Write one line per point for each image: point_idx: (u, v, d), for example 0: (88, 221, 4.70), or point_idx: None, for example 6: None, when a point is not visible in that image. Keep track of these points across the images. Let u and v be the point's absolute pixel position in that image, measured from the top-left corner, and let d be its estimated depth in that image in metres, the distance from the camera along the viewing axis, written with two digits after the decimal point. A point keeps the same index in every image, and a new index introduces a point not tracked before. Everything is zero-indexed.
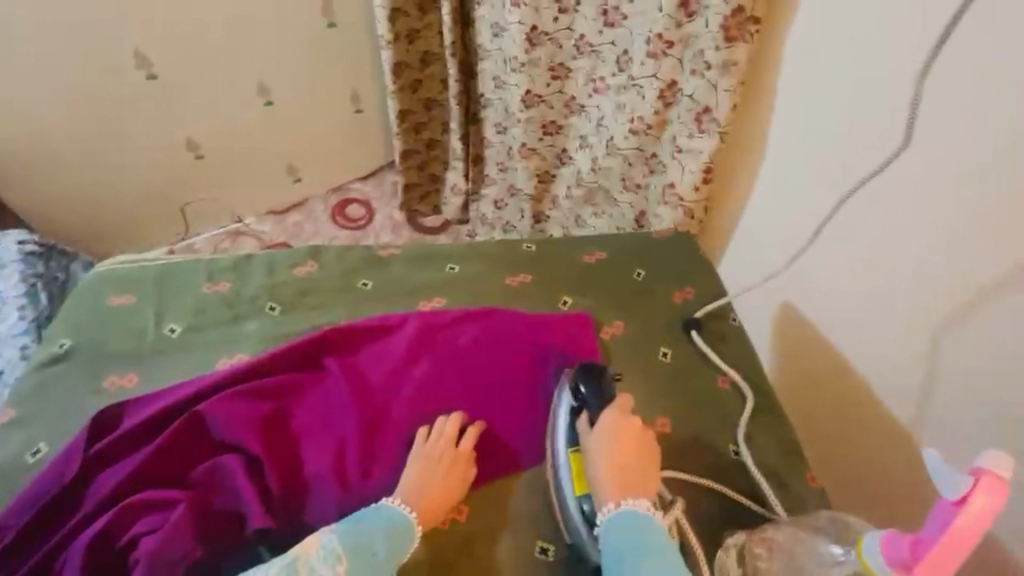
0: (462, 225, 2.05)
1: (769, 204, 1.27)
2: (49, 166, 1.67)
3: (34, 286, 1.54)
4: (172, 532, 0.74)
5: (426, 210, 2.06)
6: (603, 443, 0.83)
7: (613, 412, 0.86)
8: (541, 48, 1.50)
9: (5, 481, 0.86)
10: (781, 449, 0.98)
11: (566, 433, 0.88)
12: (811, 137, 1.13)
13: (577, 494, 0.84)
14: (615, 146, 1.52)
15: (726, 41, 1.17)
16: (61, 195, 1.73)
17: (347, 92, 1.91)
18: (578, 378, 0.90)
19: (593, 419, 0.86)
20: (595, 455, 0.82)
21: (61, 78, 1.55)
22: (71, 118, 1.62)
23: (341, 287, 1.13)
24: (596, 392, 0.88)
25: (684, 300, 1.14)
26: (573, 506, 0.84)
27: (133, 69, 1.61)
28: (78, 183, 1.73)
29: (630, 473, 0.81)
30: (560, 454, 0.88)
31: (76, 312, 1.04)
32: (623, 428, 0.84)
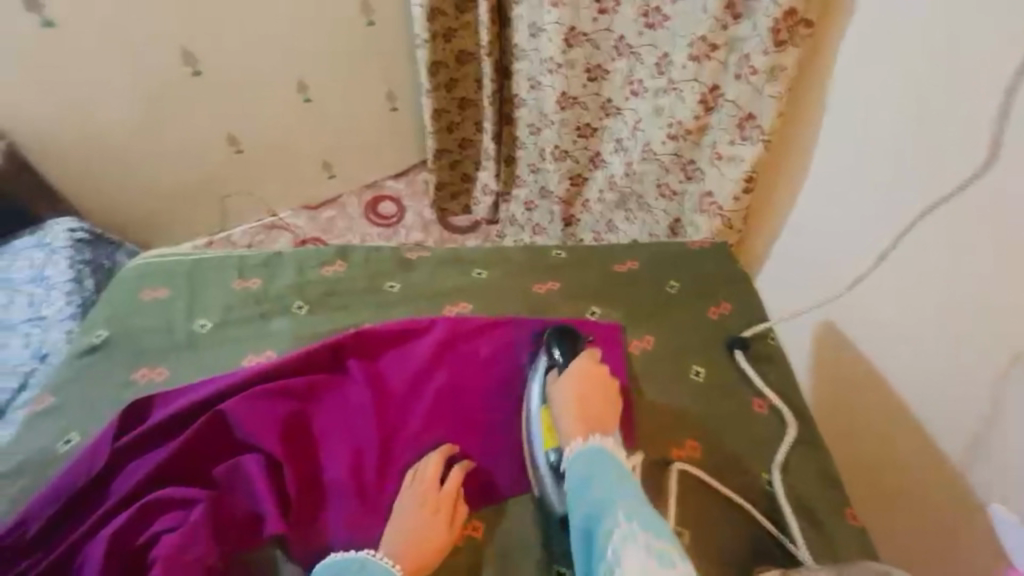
0: (491, 225, 2.03)
1: (817, 219, 1.21)
2: (97, 157, 1.72)
3: (80, 273, 1.60)
4: (191, 533, 0.75)
5: (457, 208, 2.06)
6: (567, 392, 0.87)
7: (583, 362, 0.91)
8: (578, 50, 1.47)
9: (37, 468, 0.89)
10: (819, 479, 0.92)
11: (539, 393, 0.91)
12: (865, 159, 1.08)
13: (545, 447, 0.86)
14: (651, 152, 1.47)
15: (776, 45, 1.11)
16: (108, 187, 1.79)
17: (383, 91, 1.92)
18: (553, 338, 0.95)
19: (562, 369, 0.91)
20: (558, 396, 0.87)
21: (110, 73, 1.59)
22: (118, 110, 1.66)
23: (365, 289, 1.12)
24: (567, 349, 0.93)
25: (721, 315, 1.09)
26: (541, 455, 0.86)
27: (179, 66, 1.65)
28: (123, 173, 1.78)
29: (593, 413, 0.85)
30: (532, 409, 0.91)
31: (114, 304, 1.08)
32: (588, 369, 0.90)
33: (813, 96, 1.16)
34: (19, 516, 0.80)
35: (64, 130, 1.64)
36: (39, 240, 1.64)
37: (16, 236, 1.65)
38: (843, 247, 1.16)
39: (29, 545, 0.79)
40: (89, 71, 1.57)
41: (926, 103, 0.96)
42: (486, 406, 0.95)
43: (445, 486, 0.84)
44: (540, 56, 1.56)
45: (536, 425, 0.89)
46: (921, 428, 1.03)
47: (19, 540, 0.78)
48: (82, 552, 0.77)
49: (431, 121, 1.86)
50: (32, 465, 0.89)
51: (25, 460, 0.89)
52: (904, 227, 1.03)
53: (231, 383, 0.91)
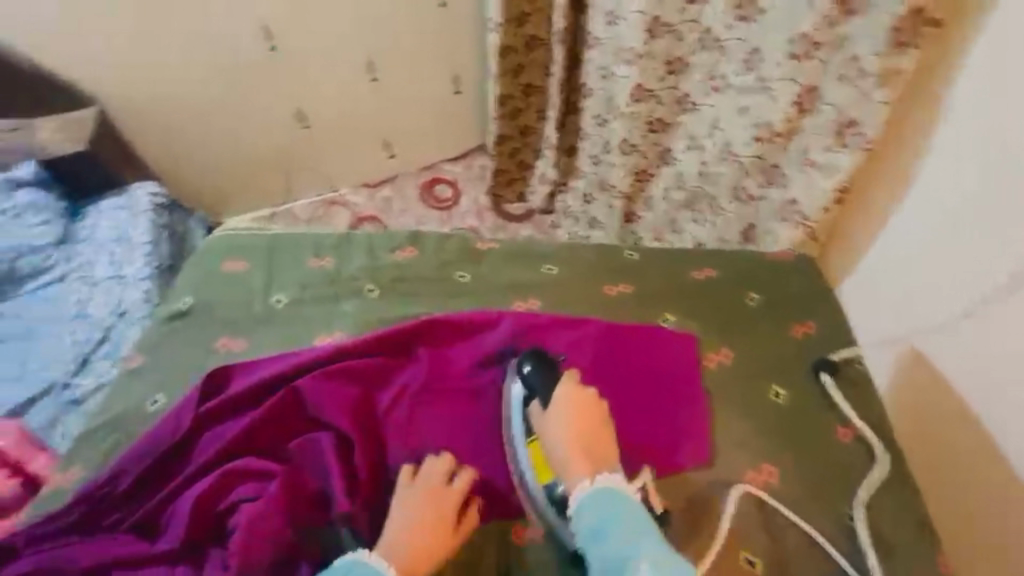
0: (546, 215, 1.96)
1: (916, 240, 1.12)
2: (173, 125, 1.80)
3: (160, 236, 1.68)
4: (268, 503, 0.77)
5: (511, 197, 1.98)
6: (557, 422, 0.84)
7: (563, 387, 0.86)
8: (659, 41, 1.40)
9: (126, 426, 0.94)
10: (906, 521, 0.86)
11: (522, 424, 0.87)
12: (989, 180, 0.98)
13: (542, 483, 0.84)
14: (729, 153, 1.40)
15: (893, 47, 1.04)
16: (180, 155, 1.85)
17: (448, 74, 1.91)
18: (524, 358, 0.91)
19: (546, 403, 0.86)
20: (553, 435, 0.83)
21: (192, 47, 1.67)
22: (199, 78, 1.73)
23: (435, 277, 1.12)
24: (542, 376, 0.88)
25: (805, 334, 1.03)
26: (540, 492, 0.83)
27: (258, 41, 1.71)
28: (199, 142, 1.85)
29: (594, 449, 0.83)
30: (519, 444, 0.87)
31: (195, 274, 1.12)
32: (574, 399, 0.85)
33: (930, 107, 1.07)
34: (110, 471, 0.85)
35: (151, 100, 1.74)
36: (120, 200, 1.71)
37: (100, 195, 1.73)
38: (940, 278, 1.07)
39: (117, 500, 0.83)
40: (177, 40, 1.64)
41: None
42: None
43: (454, 486, 0.82)
44: (617, 45, 1.48)
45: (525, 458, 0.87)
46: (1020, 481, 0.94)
47: (111, 493, 0.83)
48: (168, 512, 0.81)
49: (496, 107, 1.83)
50: (120, 423, 0.94)
51: (116, 417, 0.95)
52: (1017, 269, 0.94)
53: (306, 359, 0.93)
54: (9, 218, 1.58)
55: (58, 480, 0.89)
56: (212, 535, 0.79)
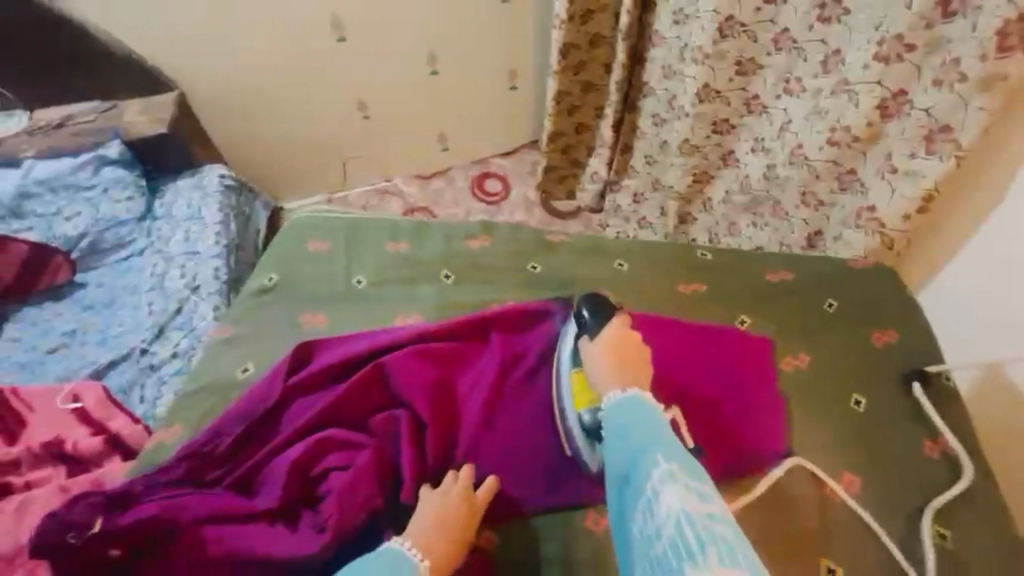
0: (596, 214, 1.98)
1: (1006, 257, 1.08)
2: (244, 109, 1.87)
3: (229, 216, 1.75)
4: (359, 475, 0.82)
5: (562, 192, 2.02)
6: (598, 348, 0.86)
7: (611, 326, 0.88)
8: (731, 41, 1.37)
9: (219, 390, 1.00)
10: (988, 539, 0.84)
11: (570, 357, 0.92)
12: None
13: (579, 409, 0.87)
14: (802, 156, 1.37)
15: (999, 52, 0.99)
16: (250, 139, 1.94)
17: (506, 70, 1.95)
18: (582, 303, 0.93)
19: (592, 335, 0.88)
20: (592, 359, 0.84)
21: (266, 37, 1.74)
22: (270, 66, 1.79)
23: (508, 266, 1.15)
24: (596, 317, 0.91)
25: (886, 343, 1.01)
26: (573, 416, 0.88)
27: (327, 32, 1.75)
28: (267, 128, 1.93)
29: (630, 370, 0.82)
30: (566, 374, 0.92)
31: (282, 251, 1.18)
32: (618, 332, 0.87)
33: None
34: (212, 430, 0.91)
35: (225, 87, 1.81)
36: (195, 181, 1.79)
37: (178, 174, 1.81)
38: None
39: (219, 457, 0.89)
40: (254, 31, 1.71)
41: None
42: None
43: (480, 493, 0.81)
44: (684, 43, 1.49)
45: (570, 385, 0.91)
46: None
47: (214, 451, 0.89)
48: (264, 473, 0.86)
49: (552, 102, 1.82)
50: (214, 388, 1.01)
51: (211, 381, 1.01)
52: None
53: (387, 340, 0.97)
54: (98, 193, 1.69)
55: (161, 435, 0.97)
56: (307, 496, 0.85)
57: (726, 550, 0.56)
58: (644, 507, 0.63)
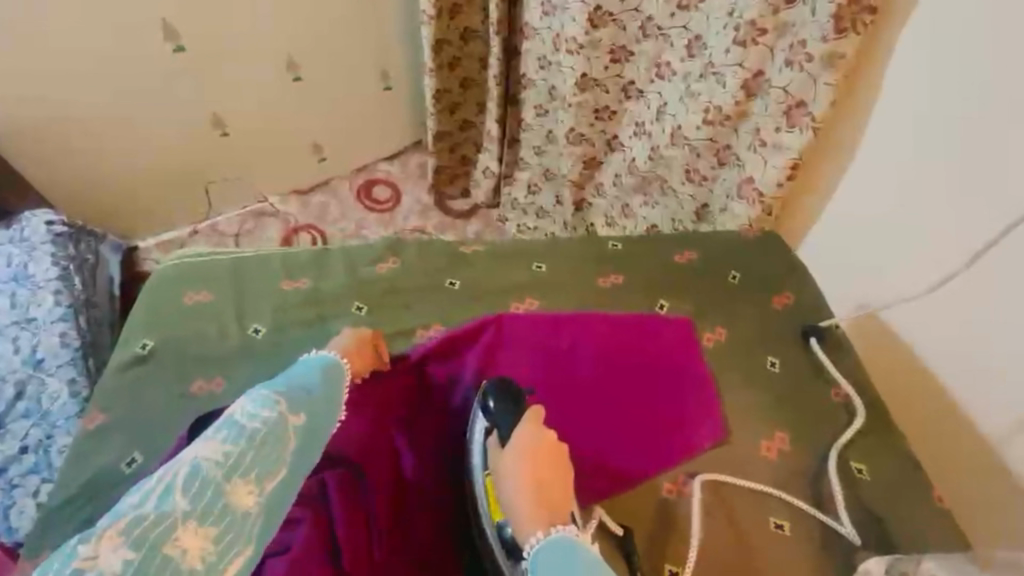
0: (493, 209, 1.93)
1: (868, 222, 1.22)
2: (64, 141, 1.55)
3: (67, 270, 1.45)
4: (301, 555, 0.71)
5: (455, 191, 1.95)
6: (514, 466, 0.75)
7: (525, 427, 0.77)
8: (604, 30, 1.41)
9: (101, 494, 0.83)
10: (898, 466, 0.94)
11: (481, 459, 0.80)
12: (932, 166, 1.09)
13: (495, 521, 0.77)
14: (682, 137, 1.44)
15: (837, 32, 1.11)
16: (85, 177, 1.63)
17: (376, 69, 1.81)
18: (488, 393, 0.82)
19: (503, 440, 0.79)
20: (508, 480, 0.75)
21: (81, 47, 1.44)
22: (82, 87, 1.50)
23: (426, 285, 1.08)
24: (505, 412, 0.80)
25: (784, 305, 1.10)
26: (492, 530, 0.77)
27: (161, 42, 1.51)
28: (100, 163, 1.63)
29: (548, 495, 0.74)
30: (479, 478, 0.81)
31: (152, 310, 1.00)
32: (532, 441, 0.76)
33: (867, 87, 1.17)
34: None
35: (37, 116, 1.50)
36: (16, 234, 1.48)
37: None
38: (892, 259, 1.18)
39: None
40: (61, 48, 1.43)
41: (1002, 115, 0.98)
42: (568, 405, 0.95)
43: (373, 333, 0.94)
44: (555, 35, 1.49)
45: (481, 492, 0.80)
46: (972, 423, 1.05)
47: None
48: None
49: (433, 102, 1.75)
50: (93, 490, 0.83)
51: (87, 486, 0.83)
52: (986, 241, 1.02)
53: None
54: None
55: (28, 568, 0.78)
56: None
57: None
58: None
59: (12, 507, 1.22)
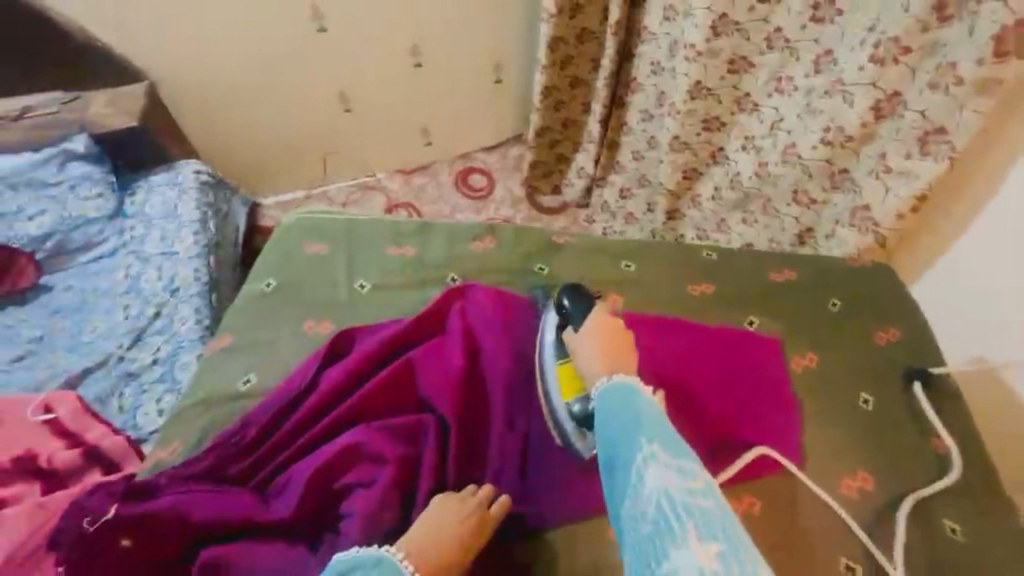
0: (582, 210, 1.97)
1: (1001, 269, 1.11)
2: (221, 102, 1.79)
3: (206, 215, 1.67)
4: (383, 496, 0.79)
5: (547, 188, 2.00)
6: (589, 338, 0.87)
7: (598, 313, 0.91)
8: (725, 38, 1.37)
9: (220, 403, 0.96)
10: (994, 525, 0.87)
11: (553, 347, 0.91)
12: None
13: (566, 398, 0.87)
14: (795, 155, 1.38)
15: (996, 56, 1.02)
16: (225, 136, 1.87)
17: (491, 63, 1.90)
18: (562, 294, 0.95)
19: (576, 325, 0.90)
20: (580, 351, 0.87)
21: (243, 21, 1.64)
22: (238, 59, 1.71)
23: (515, 267, 1.13)
24: (579, 304, 0.92)
25: (888, 341, 1.04)
26: (562, 408, 0.87)
27: (307, 20, 1.68)
28: (243, 125, 1.86)
29: (614, 360, 0.85)
30: (550, 364, 0.91)
31: (276, 255, 1.13)
32: (601, 321, 0.90)
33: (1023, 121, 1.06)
34: (240, 420, 0.91)
35: (200, 79, 1.73)
36: (168, 178, 1.70)
37: (149, 171, 1.73)
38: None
39: (229, 478, 0.86)
40: (228, 19, 1.63)
41: None
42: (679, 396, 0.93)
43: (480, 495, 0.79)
44: (674, 41, 1.49)
45: (552, 378, 0.90)
46: None
47: (239, 442, 0.89)
48: (283, 476, 0.84)
49: (540, 97, 1.78)
50: (212, 402, 0.96)
51: (208, 396, 0.97)
52: None
53: (410, 331, 0.96)
54: (64, 190, 1.63)
55: (157, 454, 0.92)
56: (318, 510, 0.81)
57: (708, 531, 0.56)
58: (631, 490, 0.64)
59: (140, 408, 1.42)
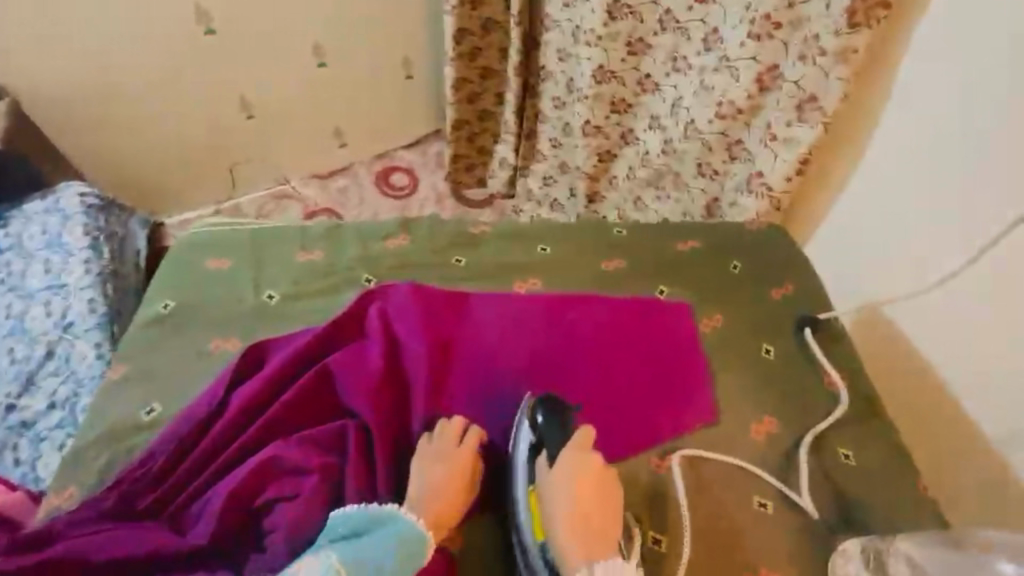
0: (508, 200, 1.95)
1: (874, 219, 1.22)
2: (106, 119, 1.65)
3: (97, 240, 1.52)
4: (308, 506, 0.77)
5: (471, 181, 1.97)
6: (559, 484, 0.78)
7: (574, 450, 0.81)
8: (621, 22, 1.43)
9: (116, 441, 0.88)
10: (880, 448, 0.96)
11: (523, 473, 0.81)
12: (938, 165, 1.09)
13: (537, 540, 0.77)
14: (695, 130, 1.45)
15: (850, 27, 1.12)
16: (111, 153, 1.71)
17: (399, 59, 1.85)
18: (537, 409, 0.85)
19: (553, 460, 0.80)
20: (555, 504, 0.77)
21: (127, 25, 1.53)
22: (121, 68, 1.59)
23: (432, 262, 1.12)
24: (554, 429, 0.83)
25: (784, 296, 1.12)
26: (534, 549, 0.77)
27: (193, 24, 1.58)
28: (131, 140, 1.70)
29: (591, 523, 0.76)
30: (520, 492, 0.81)
31: (173, 275, 1.05)
32: (583, 466, 0.79)
33: (878, 85, 1.18)
34: (144, 452, 0.85)
35: (78, 92, 1.59)
36: (49, 204, 1.54)
37: (24, 199, 1.55)
38: (896, 255, 1.18)
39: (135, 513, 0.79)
40: (110, 26, 1.53)
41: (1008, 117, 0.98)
42: (599, 372, 0.97)
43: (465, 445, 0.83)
44: (575, 27, 1.52)
45: (523, 513, 0.80)
46: (967, 416, 1.06)
47: (147, 474, 0.82)
48: (197, 505, 0.79)
49: (452, 90, 1.78)
50: (109, 439, 0.88)
51: (105, 433, 0.88)
52: (987, 239, 1.02)
53: (326, 336, 0.92)
54: None
55: (51, 503, 0.83)
56: (236, 533, 0.77)
57: None
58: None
59: (39, 458, 1.28)
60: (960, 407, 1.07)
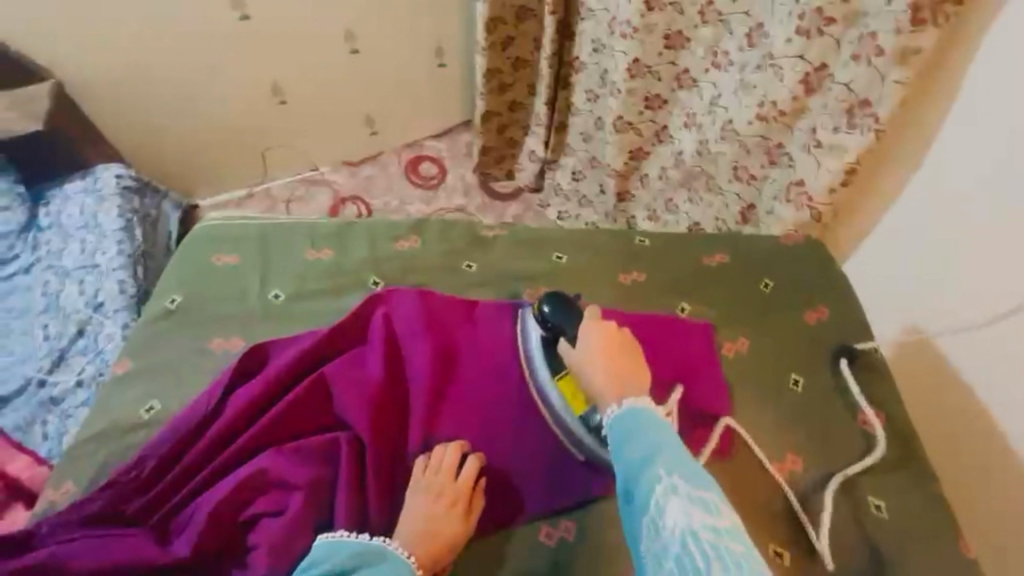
0: (535, 194, 1.90)
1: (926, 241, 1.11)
2: (142, 103, 1.66)
3: (131, 221, 1.55)
4: (294, 523, 0.75)
5: (500, 173, 1.91)
6: (585, 349, 0.80)
7: (590, 320, 0.84)
8: (659, 13, 1.34)
9: (117, 436, 0.89)
10: (915, 498, 0.88)
11: (546, 364, 0.88)
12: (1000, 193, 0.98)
13: (577, 413, 0.84)
14: (732, 131, 1.35)
15: (913, 25, 0.99)
16: (147, 137, 1.72)
17: (431, 46, 1.80)
18: (544, 303, 0.89)
19: (571, 338, 0.84)
20: (582, 366, 0.80)
21: (163, 9, 1.53)
22: (157, 52, 1.59)
23: (442, 266, 1.08)
24: (564, 313, 0.87)
25: (819, 320, 1.03)
26: (575, 421, 0.85)
27: (228, 9, 1.57)
28: (165, 124, 1.72)
29: (619, 365, 0.77)
30: (546, 381, 0.88)
31: (184, 268, 1.05)
32: (597, 330, 0.82)
33: (941, 93, 1.06)
34: (135, 457, 0.84)
35: (115, 76, 1.60)
36: (88, 184, 1.57)
37: (66, 178, 1.60)
38: (949, 282, 1.07)
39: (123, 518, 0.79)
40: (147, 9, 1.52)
41: None
42: None
43: (463, 476, 0.80)
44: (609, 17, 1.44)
45: (556, 396, 0.87)
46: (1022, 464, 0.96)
47: (136, 478, 0.82)
48: (184, 514, 0.78)
49: (483, 80, 1.71)
50: (111, 433, 0.89)
51: (108, 426, 0.89)
52: None
53: (324, 343, 0.89)
54: None
55: (51, 496, 0.84)
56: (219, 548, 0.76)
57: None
58: (649, 528, 0.60)
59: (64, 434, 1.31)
60: (1017, 453, 0.97)
